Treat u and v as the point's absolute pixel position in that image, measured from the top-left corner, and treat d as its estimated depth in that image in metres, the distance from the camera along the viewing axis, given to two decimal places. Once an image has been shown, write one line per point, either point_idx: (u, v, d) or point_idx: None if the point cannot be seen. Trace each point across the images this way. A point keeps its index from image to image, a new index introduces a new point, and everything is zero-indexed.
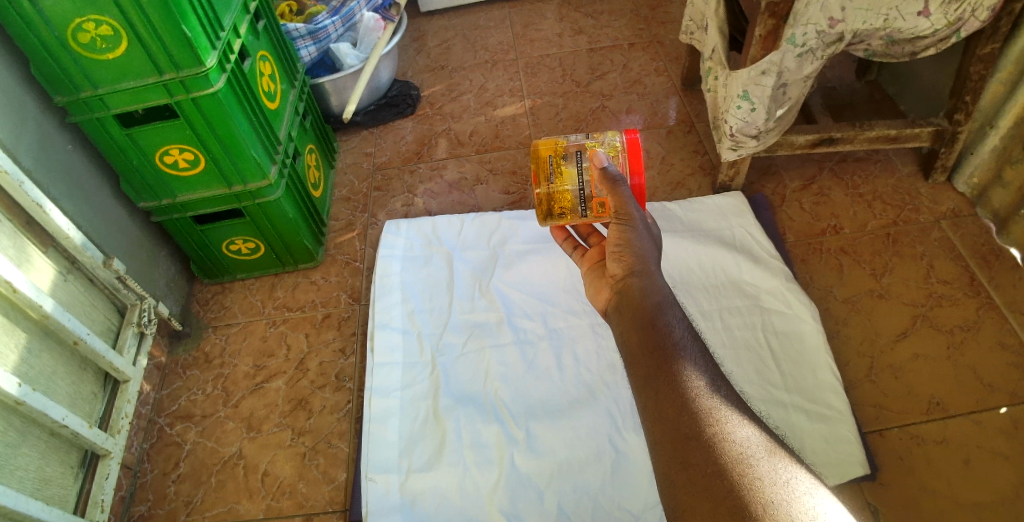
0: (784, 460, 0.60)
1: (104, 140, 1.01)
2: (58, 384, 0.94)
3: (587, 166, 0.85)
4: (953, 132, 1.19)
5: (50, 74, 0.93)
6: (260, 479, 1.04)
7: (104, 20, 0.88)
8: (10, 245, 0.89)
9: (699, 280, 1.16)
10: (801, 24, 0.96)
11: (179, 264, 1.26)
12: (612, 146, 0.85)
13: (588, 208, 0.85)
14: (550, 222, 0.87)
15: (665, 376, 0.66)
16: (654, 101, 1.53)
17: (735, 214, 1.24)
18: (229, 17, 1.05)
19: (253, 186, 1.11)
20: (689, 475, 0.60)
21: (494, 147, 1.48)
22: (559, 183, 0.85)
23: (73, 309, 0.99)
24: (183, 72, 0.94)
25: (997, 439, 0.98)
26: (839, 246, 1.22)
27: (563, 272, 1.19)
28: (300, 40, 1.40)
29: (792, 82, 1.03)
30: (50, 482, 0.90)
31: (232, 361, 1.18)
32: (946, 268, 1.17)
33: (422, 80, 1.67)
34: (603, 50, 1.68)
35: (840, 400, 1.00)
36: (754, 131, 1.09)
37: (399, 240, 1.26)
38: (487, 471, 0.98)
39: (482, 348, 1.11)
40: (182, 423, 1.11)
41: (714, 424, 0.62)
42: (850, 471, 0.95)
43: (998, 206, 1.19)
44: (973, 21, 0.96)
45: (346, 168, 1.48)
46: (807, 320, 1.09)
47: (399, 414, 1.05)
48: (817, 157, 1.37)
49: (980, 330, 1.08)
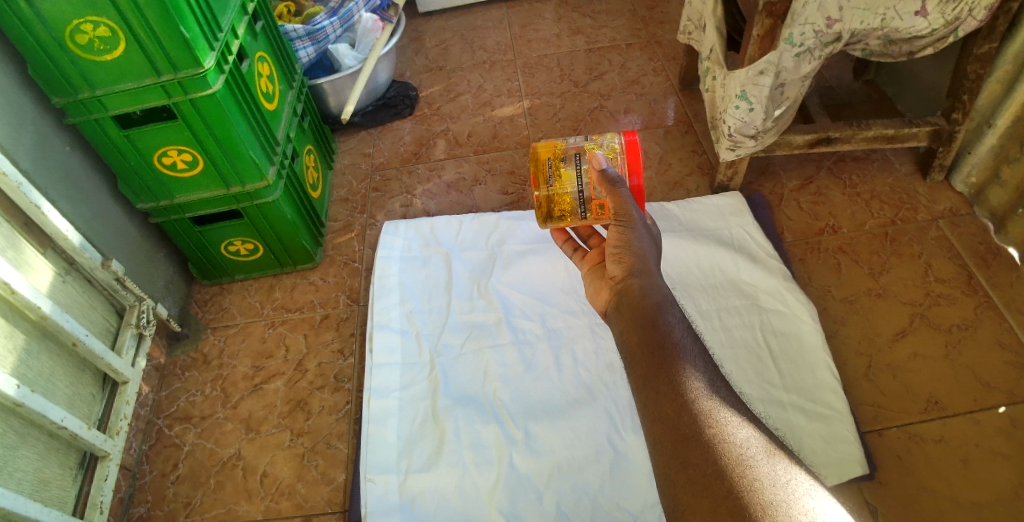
0: (783, 460, 0.60)
1: (102, 142, 1.01)
2: (57, 385, 0.94)
3: (585, 168, 0.85)
4: (950, 131, 1.19)
5: (48, 76, 0.93)
6: (259, 480, 1.04)
7: (101, 21, 0.88)
8: (8, 247, 0.89)
9: (698, 280, 1.16)
10: (799, 24, 0.96)
11: (178, 265, 1.26)
12: (611, 147, 0.85)
13: (587, 211, 0.85)
14: (549, 224, 0.88)
15: (665, 377, 0.66)
16: (652, 101, 1.54)
17: (734, 214, 1.24)
18: (227, 18, 1.05)
19: (252, 187, 1.11)
20: (689, 474, 0.60)
21: (493, 148, 1.48)
22: (558, 187, 0.85)
23: (72, 311, 0.99)
24: (181, 73, 0.94)
25: (996, 438, 0.98)
26: (837, 246, 1.22)
27: (562, 272, 1.19)
28: (298, 41, 1.40)
29: (790, 82, 1.03)
30: (49, 483, 0.90)
31: (231, 362, 1.18)
32: (945, 267, 1.17)
33: (420, 81, 1.67)
34: (601, 50, 1.68)
35: (839, 400, 1.00)
36: (752, 131, 1.09)
37: (397, 241, 1.26)
38: (487, 472, 0.98)
39: (481, 348, 1.11)
40: (181, 424, 1.11)
41: (714, 424, 0.62)
42: (849, 470, 0.95)
43: (996, 205, 1.19)
44: (970, 21, 0.96)
45: (344, 169, 1.49)
46: (805, 319, 1.09)
47: (399, 415, 1.05)
48: (815, 157, 1.37)
49: (978, 330, 1.09)
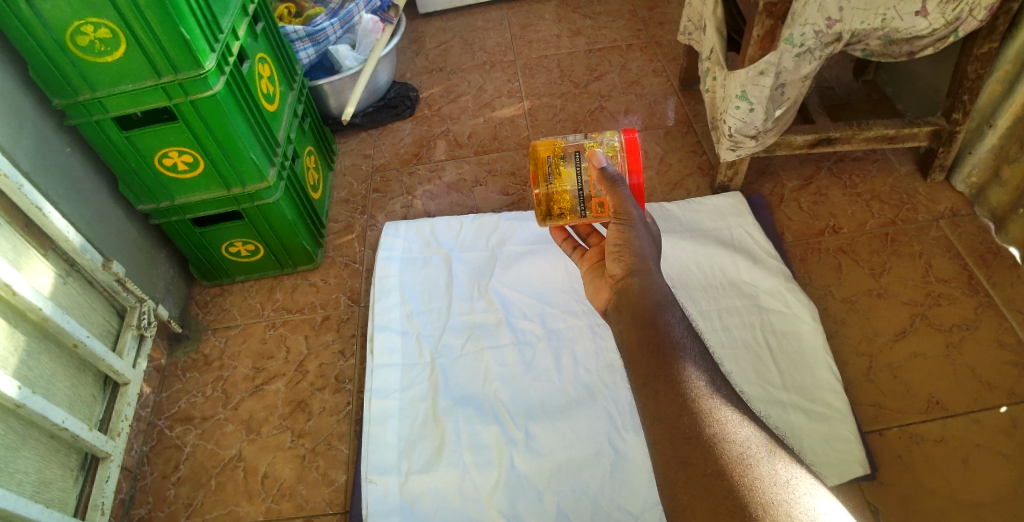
0: (783, 460, 0.60)
1: (103, 143, 1.01)
2: (58, 386, 0.94)
3: (585, 166, 0.85)
4: (951, 131, 1.19)
5: (49, 78, 0.93)
6: (260, 481, 1.04)
7: (102, 23, 0.88)
8: (9, 248, 0.89)
9: (699, 280, 1.16)
10: (799, 24, 0.96)
11: (179, 267, 1.26)
12: (610, 145, 0.85)
13: (586, 208, 0.85)
14: (548, 222, 0.88)
15: (664, 376, 0.66)
16: (652, 102, 1.54)
17: (734, 214, 1.24)
18: (228, 19, 1.05)
19: (252, 188, 1.11)
20: (689, 474, 0.60)
21: (493, 149, 1.48)
22: (557, 184, 0.85)
23: (73, 312, 0.99)
24: (181, 74, 0.94)
25: (997, 438, 0.98)
26: (838, 246, 1.22)
27: (562, 273, 1.19)
28: (298, 42, 1.40)
29: (790, 83, 1.03)
30: (50, 485, 0.90)
31: (232, 363, 1.18)
32: (945, 267, 1.17)
33: (421, 82, 1.67)
34: (601, 51, 1.68)
35: (839, 400, 1.00)
36: (753, 131, 1.09)
37: (398, 241, 1.26)
38: (486, 472, 0.98)
39: (481, 348, 1.11)
40: (182, 426, 1.11)
41: (714, 424, 0.62)
42: (850, 470, 0.95)
43: (996, 205, 1.19)
44: (970, 21, 0.96)
45: (345, 170, 1.49)
46: (805, 319, 1.09)
47: (399, 415, 1.05)
48: (816, 157, 1.37)
49: (979, 329, 1.09)
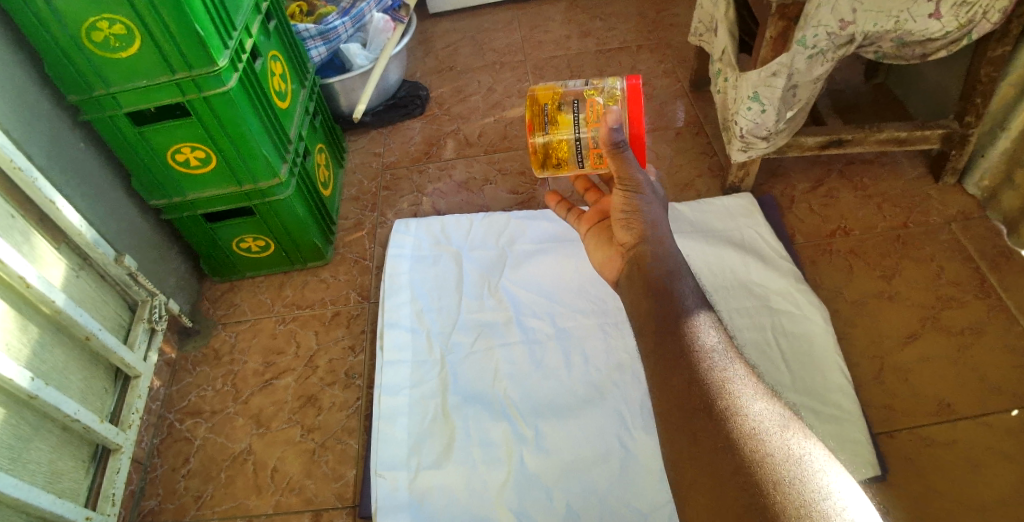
0: (797, 434, 0.59)
1: (116, 138, 1.02)
2: (69, 379, 0.95)
3: (585, 114, 0.82)
4: (963, 134, 1.19)
5: (63, 73, 0.94)
6: (269, 475, 1.04)
7: (116, 19, 0.89)
8: (21, 240, 0.89)
9: (708, 280, 1.16)
10: (812, 26, 0.96)
11: (190, 262, 1.27)
12: (611, 93, 0.82)
13: (584, 159, 0.84)
14: (546, 172, 0.86)
15: (674, 352, 0.66)
16: (662, 103, 1.54)
17: (744, 215, 1.24)
18: (241, 17, 1.06)
19: (265, 185, 1.11)
20: (697, 450, 0.60)
21: (504, 148, 1.48)
22: (554, 133, 0.83)
23: (85, 305, 1.00)
24: (195, 71, 0.95)
25: (1007, 441, 0.97)
26: (848, 247, 1.22)
27: (572, 273, 1.20)
28: (310, 41, 1.41)
29: (802, 84, 1.03)
30: (61, 476, 0.90)
31: (241, 358, 1.18)
32: (956, 270, 1.17)
33: (431, 82, 1.68)
34: (611, 52, 1.69)
35: (848, 401, 1.00)
36: (764, 133, 1.10)
37: (408, 239, 1.27)
38: (494, 469, 0.98)
39: (489, 347, 1.11)
40: (192, 419, 1.11)
41: (725, 399, 0.61)
42: (857, 472, 0.95)
43: (1008, 208, 1.19)
44: (984, 23, 0.96)
45: (355, 168, 1.49)
46: (815, 321, 1.09)
47: (407, 412, 1.05)
48: (825, 160, 1.37)
49: (990, 332, 1.08)
